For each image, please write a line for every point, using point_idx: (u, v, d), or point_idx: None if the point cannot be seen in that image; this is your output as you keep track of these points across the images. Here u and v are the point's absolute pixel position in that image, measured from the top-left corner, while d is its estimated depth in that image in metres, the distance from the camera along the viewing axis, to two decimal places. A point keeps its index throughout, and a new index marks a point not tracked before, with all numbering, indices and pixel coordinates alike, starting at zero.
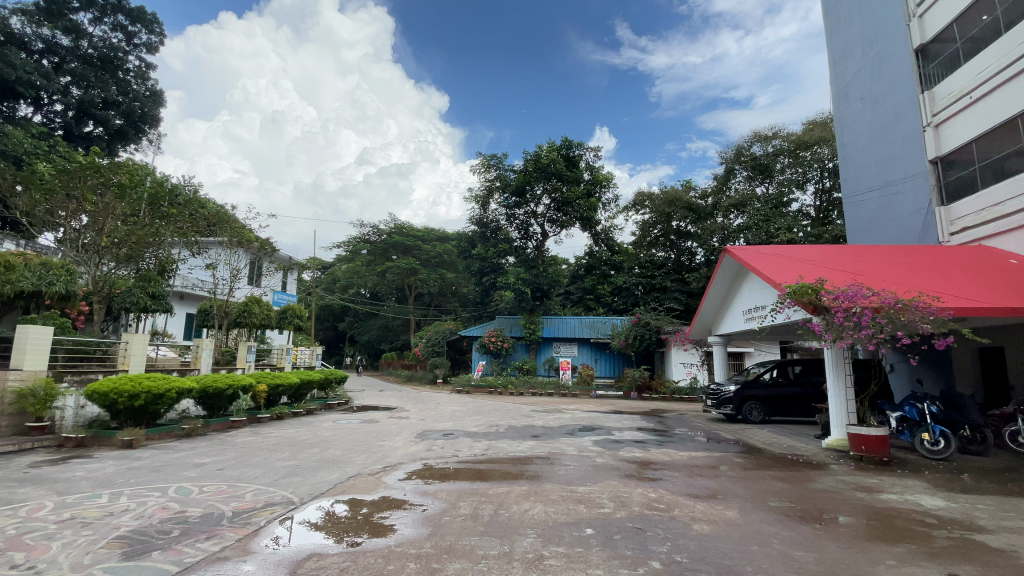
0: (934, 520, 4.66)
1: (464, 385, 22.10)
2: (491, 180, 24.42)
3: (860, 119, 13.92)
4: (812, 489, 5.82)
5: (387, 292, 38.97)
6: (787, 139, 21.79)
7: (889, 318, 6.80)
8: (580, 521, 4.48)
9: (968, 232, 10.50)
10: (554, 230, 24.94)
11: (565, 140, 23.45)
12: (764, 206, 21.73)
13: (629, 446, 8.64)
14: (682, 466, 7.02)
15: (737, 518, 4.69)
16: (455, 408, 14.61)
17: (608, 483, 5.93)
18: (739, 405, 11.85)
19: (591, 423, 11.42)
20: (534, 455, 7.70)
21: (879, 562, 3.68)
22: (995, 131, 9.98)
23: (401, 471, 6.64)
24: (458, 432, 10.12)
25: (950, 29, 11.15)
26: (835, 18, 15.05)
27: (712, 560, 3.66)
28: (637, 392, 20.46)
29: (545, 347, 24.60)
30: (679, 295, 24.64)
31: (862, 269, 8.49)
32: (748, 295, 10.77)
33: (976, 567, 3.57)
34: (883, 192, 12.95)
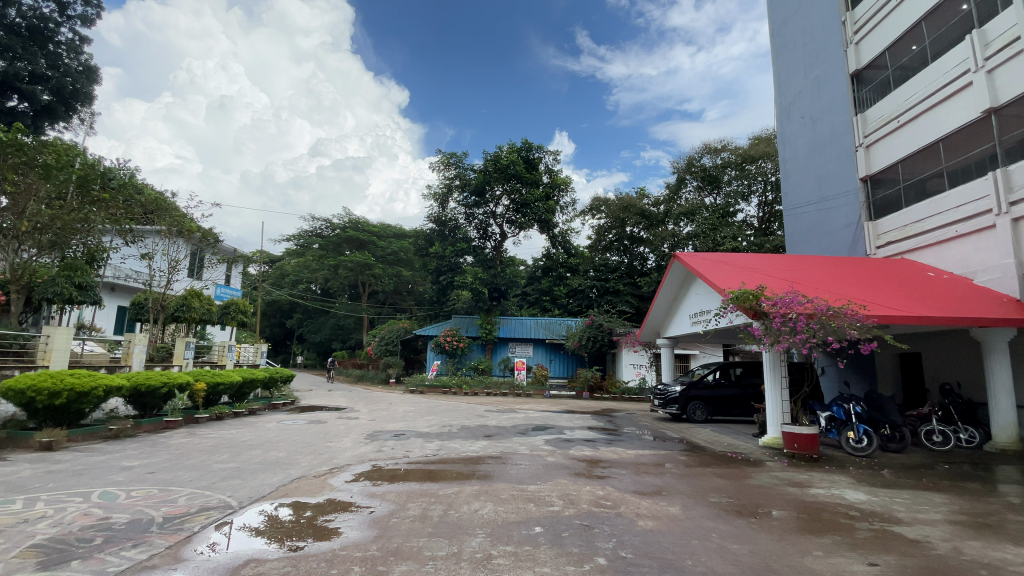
0: (857, 513, 5.01)
1: (418, 385, 21.68)
2: (450, 178, 24.28)
3: (800, 136, 14.79)
4: (749, 485, 6.12)
5: (339, 288, 37.94)
6: (735, 152, 22.86)
7: (821, 323, 7.26)
8: (530, 520, 4.51)
9: (893, 246, 11.38)
10: (512, 231, 24.98)
11: (525, 142, 23.57)
12: (711, 215, 22.72)
13: (580, 445, 8.79)
14: (630, 464, 7.20)
15: (679, 514, 4.87)
16: (407, 408, 14.39)
17: (558, 481, 6.02)
18: (685, 405, 12.28)
19: (543, 423, 11.51)
20: (486, 455, 7.70)
21: (808, 553, 3.92)
22: (918, 154, 10.85)
23: (349, 473, 6.46)
24: (409, 432, 9.94)
25: (883, 57, 12.03)
26: (781, 41, 15.94)
27: (655, 555, 3.78)
28: (589, 393, 20.85)
29: (500, 348, 24.61)
30: (631, 298, 25.30)
31: (799, 278, 9.03)
32: (695, 300, 11.21)
33: (892, 557, 3.86)
34: (820, 206, 13.79)
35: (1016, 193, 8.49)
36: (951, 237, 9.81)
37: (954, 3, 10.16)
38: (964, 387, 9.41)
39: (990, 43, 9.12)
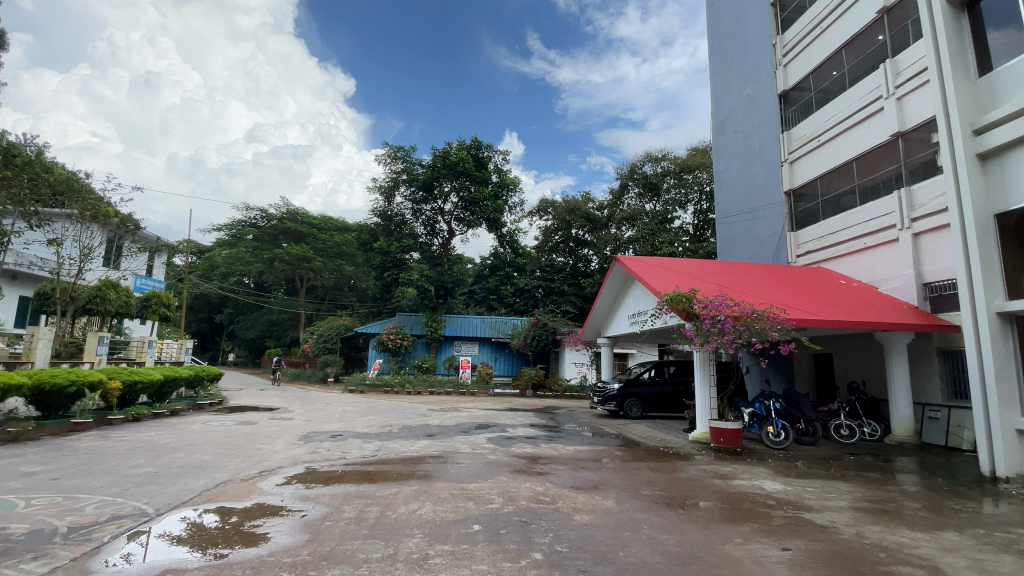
0: (773, 501, 5.41)
1: (358, 384, 20.99)
2: (397, 172, 23.76)
3: (733, 149, 15.73)
4: (679, 478, 6.46)
5: (275, 281, 36.19)
6: (674, 162, 23.91)
7: (746, 325, 7.76)
8: (468, 518, 4.52)
9: (811, 255, 12.36)
10: (460, 229, 24.78)
11: (475, 140, 23.45)
12: (651, 221, 23.65)
13: (520, 442, 8.90)
14: (568, 460, 7.39)
15: (614, 507, 5.06)
16: (346, 408, 13.94)
17: (498, 479, 6.06)
18: (622, 402, 12.73)
19: (486, 421, 11.55)
20: (426, 454, 7.61)
21: (729, 541, 4.19)
22: (835, 172, 11.83)
23: (281, 476, 6.19)
24: (347, 433, 9.65)
25: (808, 80, 13.00)
26: (718, 58, 16.86)
27: (590, 548, 3.91)
28: (532, 391, 21.10)
29: (445, 347, 24.39)
30: (575, 299, 25.83)
31: (729, 283, 9.59)
32: (633, 301, 11.65)
33: (802, 542, 4.20)
34: (749, 216, 14.74)
35: (917, 210, 9.43)
36: (861, 248, 10.78)
37: (870, 34, 11.11)
38: (868, 386, 10.37)
39: (900, 73, 10.04)
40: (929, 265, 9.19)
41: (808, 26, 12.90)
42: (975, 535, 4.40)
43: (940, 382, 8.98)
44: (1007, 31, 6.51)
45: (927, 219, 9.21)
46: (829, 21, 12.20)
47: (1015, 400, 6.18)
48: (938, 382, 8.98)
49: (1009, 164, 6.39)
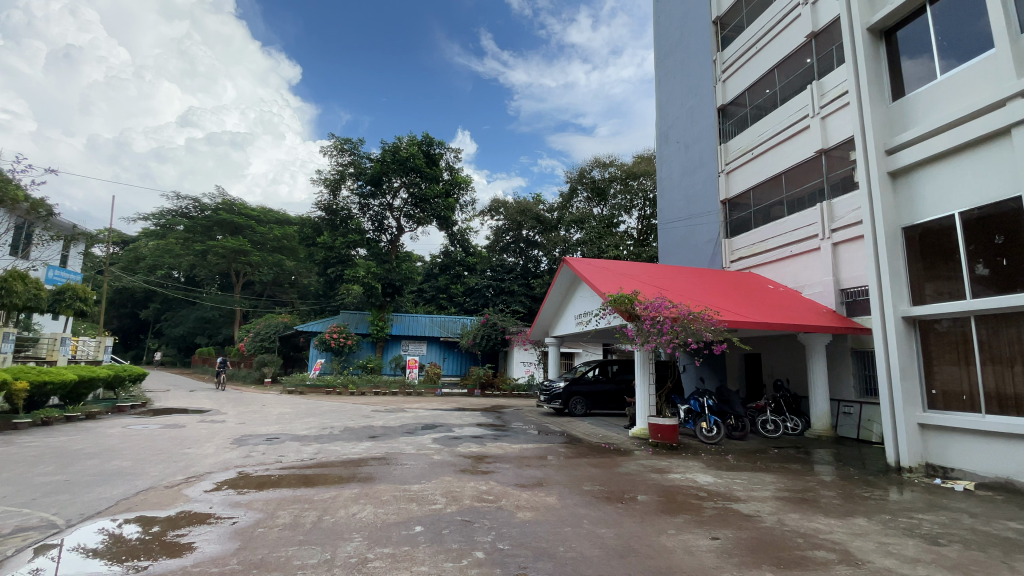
0: (705, 493, 5.71)
1: (297, 385, 20.03)
2: (344, 165, 23.04)
3: (675, 158, 16.46)
4: (619, 473, 6.68)
5: (207, 276, 34.05)
6: (620, 168, 24.69)
7: (683, 326, 8.14)
8: (411, 519, 4.47)
9: (743, 261, 13.14)
10: (410, 226, 24.29)
11: (426, 136, 23.10)
12: (598, 225, 24.28)
13: (466, 442, 8.88)
14: (514, 458, 7.45)
15: (556, 503, 5.16)
16: (283, 410, 13.33)
17: (442, 479, 6.03)
18: (567, 399, 12.98)
19: (432, 421, 11.41)
20: (369, 456, 7.44)
21: (664, 532, 4.38)
22: (766, 183, 12.62)
23: (209, 482, 5.84)
24: (284, 436, 9.25)
25: (744, 96, 13.79)
26: (664, 70, 17.56)
27: (531, 545, 3.96)
28: (480, 390, 21.06)
29: (392, 346, 23.90)
30: (524, 299, 26.05)
31: (669, 285, 10.02)
32: (580, 302, 11.91)
33: (730, 530, 4.47)
34: (688, 222, 15.46)
35: (836, 222, 10.24)
36: (788, 256, 11.56)
37: (800, 57, 11.93)
38: (792, 383, 11.15)
39: (824, 95, 10.86)
40: (846, 272, 10.00)
41: (745, 45, 13.68)
42: (881, 520, 4.84)
43: (853, 379, 9.80)
44: (918, 61, 7.18)
45: (845, 230, 10.01)
46: (765, 42, 12.98)
47: (916, 396, 6.84)
48: (851, 380, 9.79)
49: (915, 183, 7.07)
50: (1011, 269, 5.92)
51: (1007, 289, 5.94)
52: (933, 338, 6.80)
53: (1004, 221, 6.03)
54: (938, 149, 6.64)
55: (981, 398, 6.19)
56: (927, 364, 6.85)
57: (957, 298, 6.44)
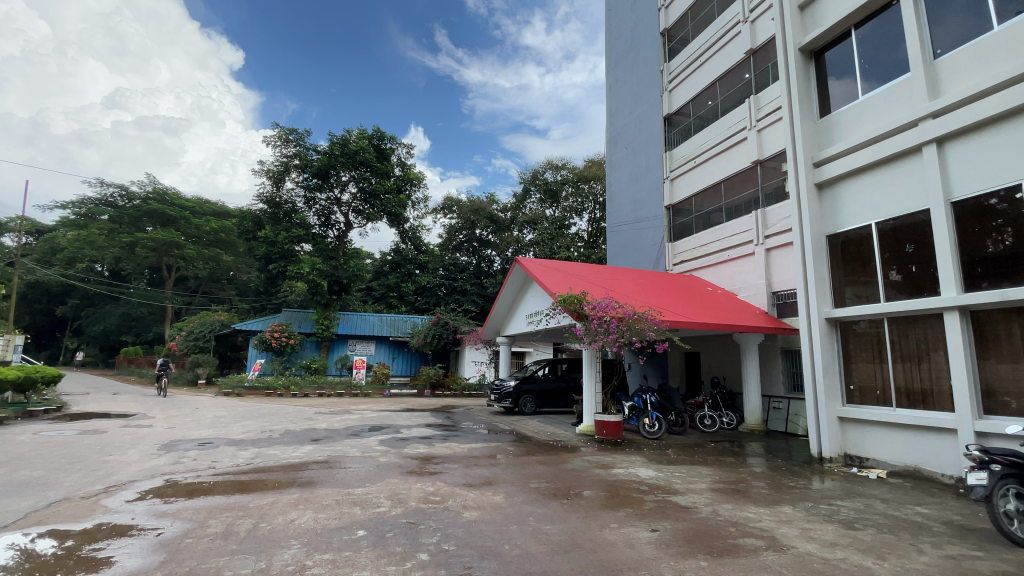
0: (646, 487, 5.93)
1: (234, 386, 18.99)
2: (288, 156, 22.11)
3: (624, 164, 16.96)
4: (565, 469, 6.80)
5: (136, 269, 31.70)
6: (572, 171, 25.21)
7: (628, 326, 8.40)
8: (353, 524, 4.35)
9: (685, 265, 13.72)
10: (358, 221, 23.58)
11: (377, 130, 22.54)
12: (550, 226, 24.67)
13: (414, 443, 8.75)
14: (462, 458, 7.43)
15: (502, 502, 5.18)
16: (219, 413, 12.61)
17: (388, 481, 5.90)
18: (517, 398, 13.06)
19: (379, 423, 11.16)
20: (311, 460, 7.17)
21: (606, 526, 4.51)
22: (707, 191, 13.23)
23: (132, 491, 5.44)
24: (219, 440, 8.76)
25: (688, 106, 14.39)
26: (615, 77, 18.06)
27: (476, 544, 3.96)
28: (430, 390, 20.74)
29: (338, 346, 23.21)
30: (477, 298, 25.95)
31: (616, 286, 10.32)
32: (531, 302, 12.05)
33: (668, 522, 4.66)
34: (635, 226, 15.98)
35: (769, 229, 10.89)
36: (725, 260, 12.18)
37: (739, 72, 12.58)
38: (727, 380, 11.76)
39: (761, 109, 11.51)
40: (778, 276, 10.65)
41: (690, 57, 14.25)
42: (804, 507, 5.20)
43: (782, 376, 10.45)
44: (843, 82, 7.76)
45: (778, 237, 10.67)
46: (708, 55, 13.58)
47: (836, 391, 7.40)
48: (780, 377, 10.44)
49: (839, 194, 7.64)
50: (919, 276, 6.50)
51: (915, 293, 6.51)
52: (851, 337, 7.37)
53: (914, 232, 6.61)
54: (860, 164, 7.20)
55: (892, 393, 6.75)
56: (846, 362, 7.42)
57: (874, 301, 7.00)
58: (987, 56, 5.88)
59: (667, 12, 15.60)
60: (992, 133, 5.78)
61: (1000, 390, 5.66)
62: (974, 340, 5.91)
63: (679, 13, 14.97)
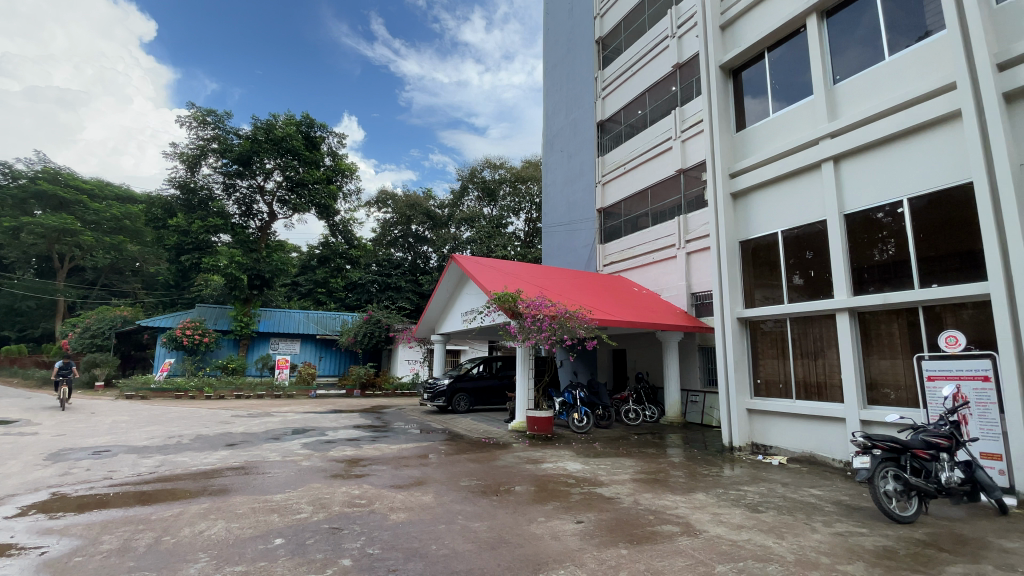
0: (573, 480, 6.12)
1: (138, 388, 17.31)
2: (205, 139, 20.50)
3: (559, 166, 17.36)
4: (496, 466, 6.85)
5: (19, 258, 28.11)
6: (510, 171, 25.48)
7: (560, 323, 8.60)
8: (270, 532, 4.12)
9: (614, 266, 14.27)
10: (284, 212, 22.33)
11: (306, 117, 21.41)
12: (487, 224, 24.76)
13: (341, 445, 8.45)
14: (391, 459, 7.26)
15: (431, 501, 5.13)
16: (120, 418, 11.46)
17: (310, 486, 5.65)
18: (451, 397, 12.96)
19: (303, 425, 10.65)
20: (225, 466, 6.70)
21: (534, 520, 4.60)
22: (635, 196, 13.82)
23: (9, 507, 4.81)
24: (118, 448, 7.96)
25: (620, 113, 14.95)
26: (552, 81, 18.41)
27: (403, 546, 3.89)
28: (360, 391, 19.99)
29: (259, 344, 21.99)
30: (411, 295, 25.38)
31: (550, 285, 10.53)
32: (466, 300, 12.02)
33: (593, 514, 4.82)
34: (569, 228, 16.40)
35: (690, 234, 11.58)
36: (651, 262, 12.81)
37: (666, 84, 13.23)
38: (651, 376, 12.38)
39: (685, 121, 12.18)
40: (697, 278, 11.35)
41: (622, 67, 14.80)
42: (716, 494, 5.59)
43: (699, 371, 11.16)
44: (757, 100, 8.39)
45: (698, 242, 11.37)
46: (639, 66, 14.16)
47: (746, 385, 8.02)
48: (697, 371, 11.15)
49: (751, 203, 8.27)
50: (817, 280, 7.19)
51: (814, 296, 7.19)
52: (759, 335, 8.02)
53: (813, 240, 7.29)
54: (770, 176, 7.82)
55: (793, 387, 7.41)
56: (754, 358, 8.07)
57: (779, 302, 7.64)
58: (878, 84, 6.60)
59: (601, 21, 16.10)
60: (880, 153, 6.48)
61: (881, 383, 6.37)
62: (861, 339, 6.62)
63: (613, 23, 15.48)
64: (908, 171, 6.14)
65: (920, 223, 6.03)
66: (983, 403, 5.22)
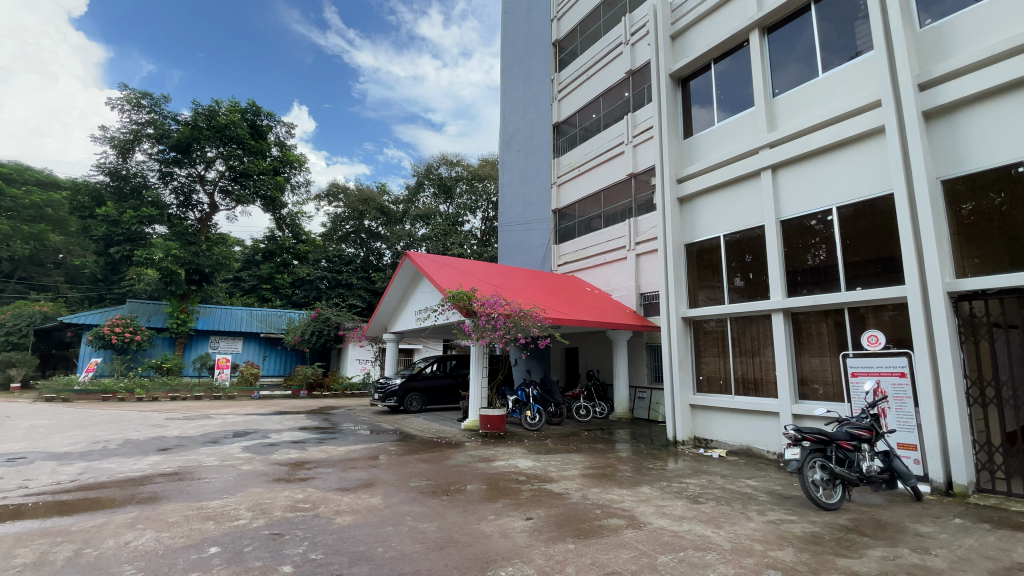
0: (524, 477, 6.17)
1: (59, 391, 15.95)
2: (140, 123, 19.17)
3: (515, 166, 17.45)
4: (447, 466, 6.79)
5: None
6: (467, 169, 25.39)
7: (514, 322, 8.65)
8: (205, 540, 3.92)
9: (568, 266, 14.49)
10: (226, 203, 21.23)
11: (252, 104, 20.43)
12: (443, 222, 24.55)
13: (285, 448, 8.14)
14: (338, 461, 7.06)
15: (379, 503, 5.03)
16: (37, 423, 10.53)
17: (251, 490, 5.42)
18: (403, 396, 12.75)
19: (245, 428, 10.17)
20: (157, 472, 6.30)
21: (483, 518, 4.60)
22: (588, 198, 14.08)
23: None
24: (34, 455, 7.32)
25: (575, 117, 15.19)
26: (509, 80, 18.47)
27: (347, 550, 3.79)
28: (307, 391, 19.30)
29: (198, 343, 20.87)
30: (363, 292, 24.66)
31: (505, 284, 10.57)
32: (420, 298, 11.87)
33: (543, 510, 4.88)
34: (525, 227, 16.51)
35: (640, 236, 11.92)
36: (603, 263, 13.09)
37: (619, 90, 13.56)
38: (601, 373, 12.68)
39: (637, 127, 12.52)
40: (646, 279, 11.71)
41: (577, 71, 15.04)
42: (660, 487, 5.79)
43: (646, 368, 11.53)
44: (704, 109, 8.74)
45: (647, 244, 11.72)
46: (593, 71, 14.45)
47: (689, 382, 8.35)
48: (645, 369, 11.52)
49: (696, 208, 8.61)
50: (756, 282, 7.57)
51: (752, 297, 7.58)
52: (702, 334, 8.38)
53: (753, 244, 7.69)
54: (714, 183, 8.17)
55: (732, 383, 7.78)
56: (697, 356, 8.41)
57: (721, 303, 8.01)
58: (813, 98, 7.01)
59: (558, 24, 16.30)
60: (814, 164, 6.90)
61: (811, 379, 6.80)
62: (794, 337, 7.05)
63: (569, 26, 15.71)
64: (838, 181, 6.59)
65: (848, 230, 6.48)
66: (900, 397, 5.67)
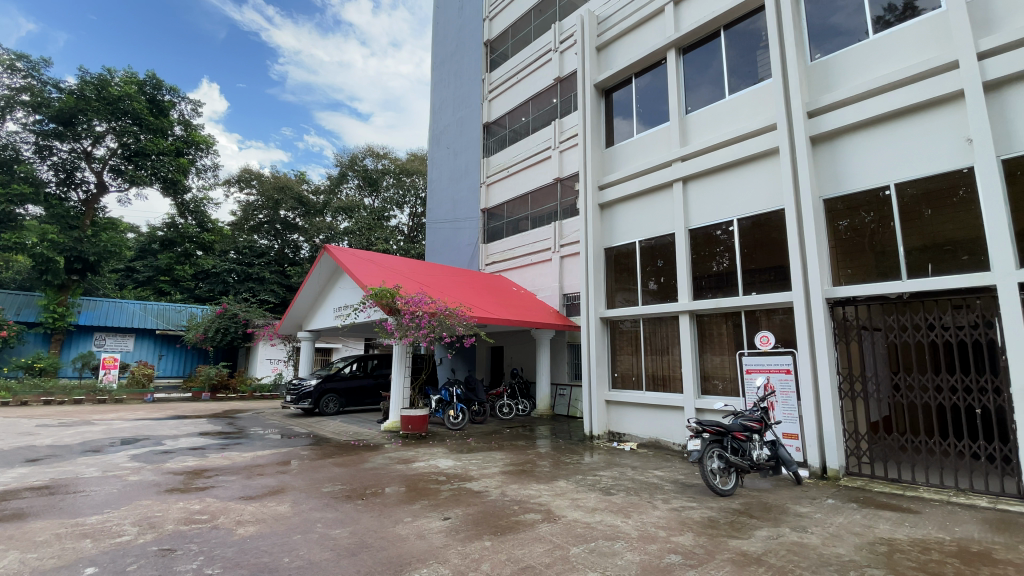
0: (444, 477, 6.13)
1: None
2: (12, 88, 16.66)
3: (444, 163, 17.27)
4: (364, 468, 6.58)
5: None
6: (394, 162, 24.72)
7: (439, 320, 8.56)
8: (80, 561, 3.50)
9: (495, 266, 14.59)
10: (119, 184, 19.04)
11: (152, 76, 18.48)
12: (367, 216, 23.77)
13: (182, 455, 7.47)
14: (242, 468, 6.59)
15: (287, 511, 4.78)
16: None
17: (139, 503, 4.92)
18: (318, 398, 12.16)
19: (134, 435, 9.18)
20: (21, 487, 5.52)
21: (400, 520, 4.53)
22: (516, 200, 14.26)
23: None
24: None
25: (504, 118, 15.33)
26: (440, 77, 18.26)
27: (249, 562, 3.56)
28: (210, 393, 17.80)
29: (80, 341, 18.63)
30: (277, 287, 23.25)
31: (430, 282, 10.43)
32: (340, 295, 11.38)
33: (461, 509, 4.89)
34: (453, 225, 16.40)
35: (564, 239, 12.26)
36: (529, 264, 13.33)
37: (548, 95, 13.84)
38: (524, 371, 12.92)
39: (563, 133, 12.85)
40: (569, 280, 12.08)
41: (508, 73, 15.18)
42: (576, 480, 6.01)
43: (567, 365, 11.92)
44: (624, 121, 9.19)
45: (571, 246, 12.10)
46: (523, 74, 14.65)
47: (605, 378, 8.74)
48: (566, 366, 11.89)
49: (615, 214, 9.02)
50: (667, 285, 8.08)
51: (663, 299, 8.07)
52: (618, 334, 8.81)
53: (664, 250, 8.20)
54: (631, 191, 8.61)
55: (644, 379, 8.24)
56: (613, 354, 8.82)
57: (636, 304, 8.47)
58: (720, 118, 7.62)
59: (490, 24, 16.33)
60: (719, 178, 7.49)
61: (712, 375, 7.38)
62: (698, 337, 7.62)
63: (501, 28, 15.81)
64: (738, 195, 7.21)
65: (746, 240, 7.10)
66: (786, 391, 6.30)
